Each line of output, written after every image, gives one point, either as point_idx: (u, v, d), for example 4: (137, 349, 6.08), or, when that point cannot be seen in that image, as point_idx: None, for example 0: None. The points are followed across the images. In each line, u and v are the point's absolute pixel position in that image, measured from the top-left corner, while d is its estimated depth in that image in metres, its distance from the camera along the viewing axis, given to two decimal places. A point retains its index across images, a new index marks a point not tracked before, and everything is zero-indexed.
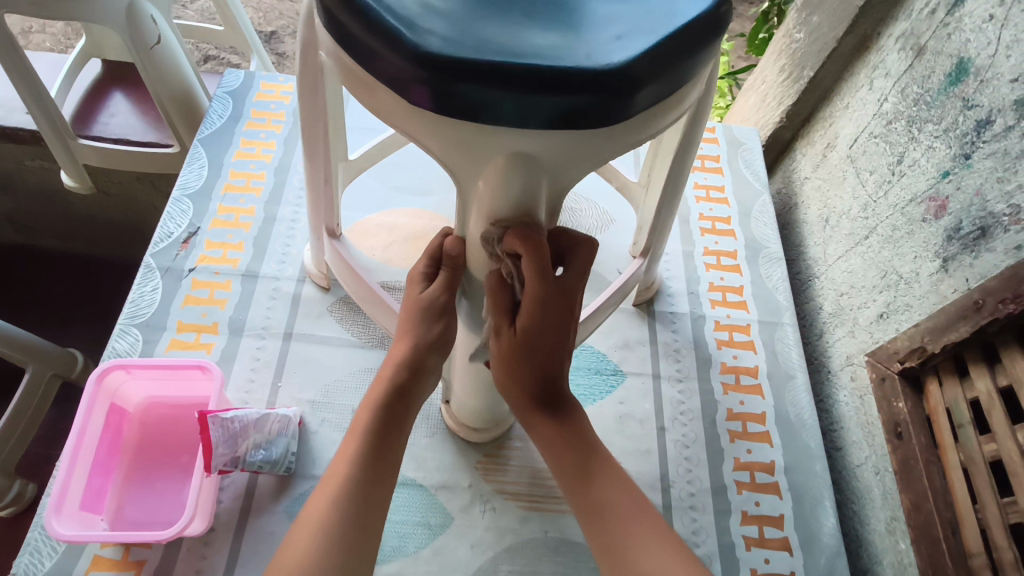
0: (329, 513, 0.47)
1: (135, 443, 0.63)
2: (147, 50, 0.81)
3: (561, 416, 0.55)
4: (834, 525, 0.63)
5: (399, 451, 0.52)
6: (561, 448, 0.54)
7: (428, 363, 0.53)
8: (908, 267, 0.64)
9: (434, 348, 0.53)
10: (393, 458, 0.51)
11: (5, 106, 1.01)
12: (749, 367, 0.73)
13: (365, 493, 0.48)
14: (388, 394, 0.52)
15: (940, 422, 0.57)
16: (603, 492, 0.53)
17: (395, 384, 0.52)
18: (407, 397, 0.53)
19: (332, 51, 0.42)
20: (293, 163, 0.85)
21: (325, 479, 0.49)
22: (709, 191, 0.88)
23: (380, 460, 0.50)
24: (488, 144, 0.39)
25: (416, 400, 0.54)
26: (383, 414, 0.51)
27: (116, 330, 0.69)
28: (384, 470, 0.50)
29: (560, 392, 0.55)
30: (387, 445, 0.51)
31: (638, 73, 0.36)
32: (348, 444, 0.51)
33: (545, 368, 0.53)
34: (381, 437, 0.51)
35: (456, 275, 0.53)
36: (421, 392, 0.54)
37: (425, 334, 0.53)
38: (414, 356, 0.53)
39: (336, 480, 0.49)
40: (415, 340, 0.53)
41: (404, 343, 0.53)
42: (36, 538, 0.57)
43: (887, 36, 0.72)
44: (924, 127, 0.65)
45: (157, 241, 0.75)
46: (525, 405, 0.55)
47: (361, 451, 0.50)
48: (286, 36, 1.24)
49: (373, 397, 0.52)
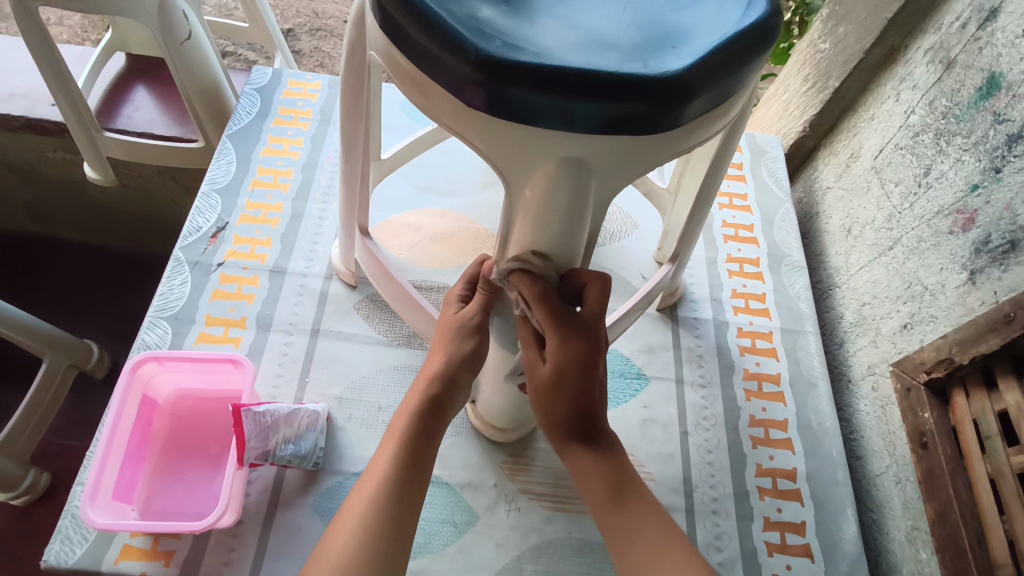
0: (367, 513, 0.48)
1: (165, 434, 0.63)
2: (177, 45, 0.82)
3: (597, 445, 0.55)
4: (855, 533, 0.64)
5: (433, 457, 0.52)
6: (598, 468, 0.54)
7: (462, 377, 0.54)
8: (934, 278, 0.65)
9: (467, 365, 0.54)
10: (426, 463, 0.52)
11: (30, 97, 1.01)
12: (771, 374, 0.73)
13: (401, 495, 0.49)
14: (423, 403, 0.52)
15: (966, 434, 0.57)
16: (633, 510, 0.53)
17: (429, 395, 0.53)
18: (442, 406, 0.53)
19: (383, 49, 0.42)
20: (321, 161, 0.86)
21: (363, 479, 0.50)
22: (732, 199, 0.88)
23: (415, 465, 0.51)
24: (539, 148, 0.40)
25: (450, 410, 0.54)
26: (419, 420, 0.52)
27: (145, 322, 0.69)
28: (419, 474, 0.51)
29: (598, 426, 0.55)
30: (423, 452, 0.51)
31: (692, 82, 0.37)
32: (385, 448, 0.51)
33: (583, 398, 0.53)
34: (418, 443, 0.51)
35: (491, 299, 0.54)
36: (455, 401, 0.55)
37: (458, 349, 0.53)
38: (449, 365, 0.53)
39: (373, 482, 0.49)
40: (449, 354, 0.53)
41: (440, 356, 0.54)
42: (67, 526, 0.57)
43: (914, 49, 0.72)
44: (953, 140, 0.65)
45: (186, 235, 0.76)
46: (561, 436, 0.55)
47: (397, 455, 0.50)
48: (303, 33, 1.24)
49: (409, 405, 0.53)
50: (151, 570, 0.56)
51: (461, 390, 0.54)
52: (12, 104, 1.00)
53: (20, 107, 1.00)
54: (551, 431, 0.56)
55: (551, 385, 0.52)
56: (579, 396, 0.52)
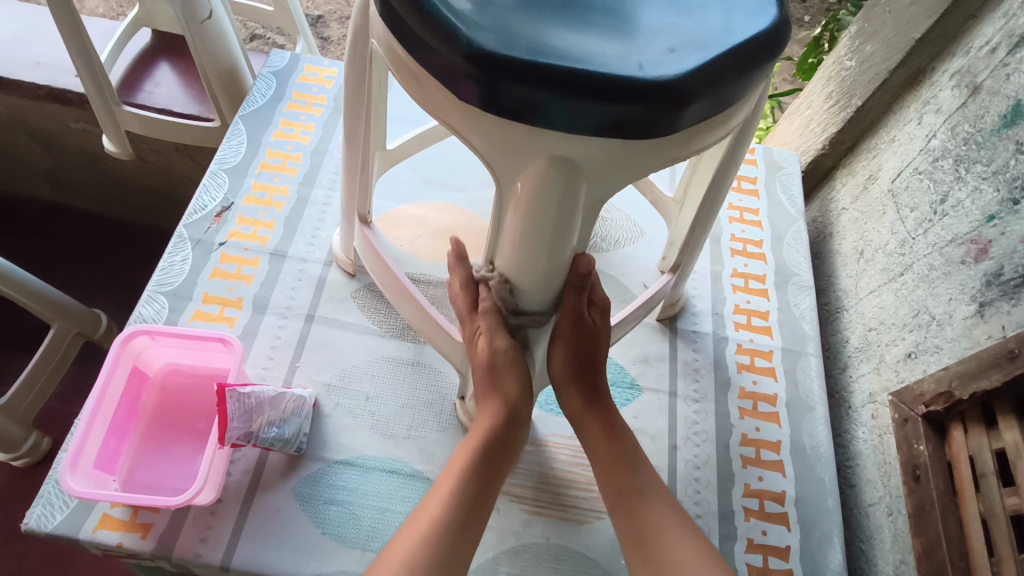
0: (415, 551, 0.47)
1: (153, 408, 0.64)
2: (198, 24, 0.82)
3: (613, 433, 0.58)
4: (840, 562, 0.62)
5: (488, 504, 0.52)
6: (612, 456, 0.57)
7: (520, 410, 0.55)
8: (942, 308, 0.63)
9: (523, 397, 0.55)
10: (483, 510, 0.51)
11: (56, 67, 1.03)
12: (768, 394, 0.72)
13: (453, 540, 0.49)
14: (480, 450, 0.53)
15: (961, 470, 0.56)
16: (655, 512, 0.54)
17: (491, 435, 0.53)
18: (504, 446, 0.54)
19: (384, 39, 0.42)
20: (331, 147, 0.85)
21: (417, 515, 0.50)
22: (743, 213, 0.87)
23: (472, 509, 0.51)
24: (531, 146, 0.39)
25: (506, 457, 0.54)
26: (481, 459, 0.52)
27: (144, 296, 0.70)
28: (473, 518, 0.50)
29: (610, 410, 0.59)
30: (478, 498, 0.51)
31: (690, 86, 0.36)
32: (444, 483, 0.52)
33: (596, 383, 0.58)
34: (476, 485, 0.52)
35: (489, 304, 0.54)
36: (516, 440, 0.55)
37: (500, 389, 0.55)
38: (498, 419, 0.54)
39: (426, 520, 0.49)
40: (502, 396, 0.55)
41: (492, 401, 0.55)
42: (49, 491, 0.58)
43: (941, 71, 0.70)
44: (972, 167, 0.63)
45: (191, 212, 0.76)
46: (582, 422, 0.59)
47: (452, 497, 0.50)
48: (332, 21, 1.25)
49: (473, 442, 0.53)
50: (128, 542, 0.57)
51: (524, 400, 0.55)
52: (37, 73, 1.02)
53: (45, 76, 1.02)
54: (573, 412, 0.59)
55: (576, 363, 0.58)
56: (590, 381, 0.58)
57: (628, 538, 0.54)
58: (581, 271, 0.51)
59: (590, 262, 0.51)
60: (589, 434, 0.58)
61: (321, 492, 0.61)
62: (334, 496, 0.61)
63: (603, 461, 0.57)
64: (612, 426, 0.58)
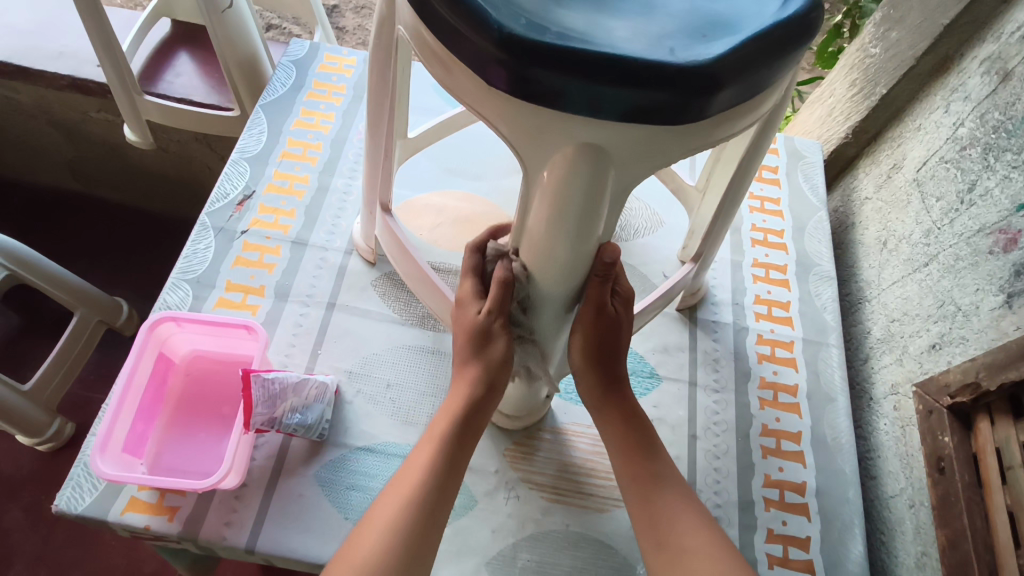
0: (397, 517, 0.49)
1: (179, 393, 0.65)
2: (218, 13, 0.82)
3: (631, 420, 0.58)
4: (861, 553, 0.62)
5: (461, 472, 0.53)
6: (630, 448, 0.57)
7: (499, 381, 0.55)
8: (968, 299, 0.62)
9: (504, 367, 0.55)
10: (455, 480, 0.52)
11: (78, 57, 1.04)
12: (789, 385, 0.71)
13: (431, 508, 0.50)
14: (460, 413, 0.54)
15: (988, 462, 0.55)
16: (669, 502, 0.54)
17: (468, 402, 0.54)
18: (480, 412, 0.54)
19: (412, 27, 0.42)
20: (350, 136, 0.86)
21: (396, 482, 0.52)
22: (764, 202, 0.86)
23: (447, 475, 0.52)
24: (561, 132, 0.39)
25: (481, 425, 0.55)
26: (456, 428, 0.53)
27: (168, 283, 0.71)
28: (450, 485, 0.52)
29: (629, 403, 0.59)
30: (454, 467, 0.52)
31: (721, 72, 0.36)
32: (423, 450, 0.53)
33: (614, 371, 0.59)
34: (452, 454, 0.52)
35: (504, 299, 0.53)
36: (492, 407, 0.55)
37: (486, 355, 0.55)
38: (476, 389, 0.54)
39: (407, 487, 0.51)
40: (486, 363, 0.54)
41: (473, 369, 0.55)
42: (79, 474, 0.59)
43: (970, 58, 0.69)
44: (1002, 156, 0.61)
45: (214, 201, 0.77)
46: (597, 407, 0.59)
47: (432, 466, 0.51)
48: (347, 11, 1.24)
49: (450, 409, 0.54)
50: (155, 524, 0.58)
51: (502, 374, 0.55)
52: (60, 63, 1.03)
53: (67, 66, 1.03)
54: (589, 398, 0.59)
55: (594, 351, 0.57)
56: (606, 376, 0.58)
57: (643, 525, 0.54)
58: (606, 259, 0.50)
59: (615, 252, 0.51)
60: (605, 421, 0.58)
61: (343, 477, 0.62)
62: (356, 482, 0.62)
63: (620, 450, 0.57)
64: (632, 418, 0.58)
